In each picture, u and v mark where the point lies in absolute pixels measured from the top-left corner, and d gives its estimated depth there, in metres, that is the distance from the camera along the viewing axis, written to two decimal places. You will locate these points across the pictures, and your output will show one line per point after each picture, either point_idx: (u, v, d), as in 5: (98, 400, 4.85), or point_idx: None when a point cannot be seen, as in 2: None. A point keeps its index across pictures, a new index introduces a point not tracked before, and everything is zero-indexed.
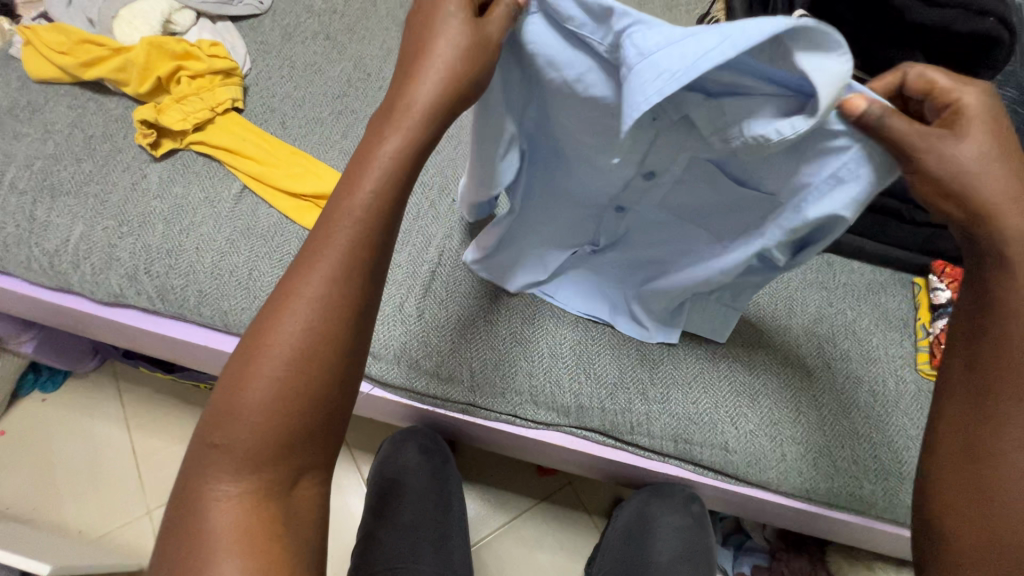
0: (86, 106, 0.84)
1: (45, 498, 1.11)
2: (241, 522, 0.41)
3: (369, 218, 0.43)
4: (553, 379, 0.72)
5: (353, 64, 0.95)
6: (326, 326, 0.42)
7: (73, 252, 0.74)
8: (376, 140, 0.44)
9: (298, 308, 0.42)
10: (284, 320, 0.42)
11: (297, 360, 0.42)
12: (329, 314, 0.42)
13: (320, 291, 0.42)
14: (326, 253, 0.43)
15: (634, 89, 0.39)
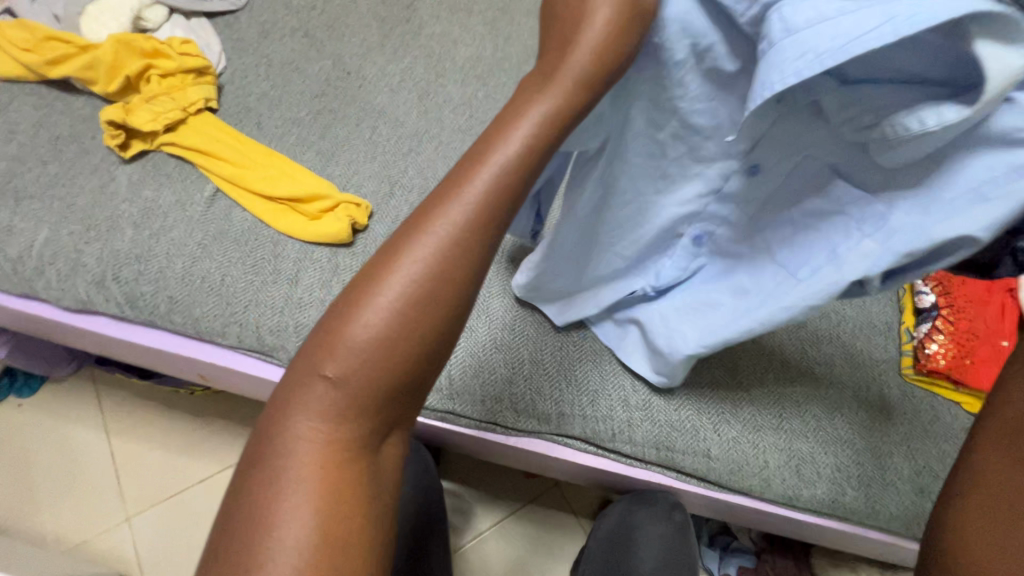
0: (53, 106, 0.82)
1: (20, 505, 1.07)
2: (329, 471, 0.33)
3: (502, 175, 0.37)
4: (534, 388, 0.71)
5: (332, 62, 0.93)
6: (432, 306, 0.35)
7: (39, 258, 0.72)
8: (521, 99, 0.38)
9: (403, 276, 0.35)
10: (388, 285, 0.35)
11: (401, 341, 0.35)
12: (445, 289, 0.35)
13: (432, 258, 0.35)
14: (445, 216, 0.36)
15: (771, 66, 0.33)
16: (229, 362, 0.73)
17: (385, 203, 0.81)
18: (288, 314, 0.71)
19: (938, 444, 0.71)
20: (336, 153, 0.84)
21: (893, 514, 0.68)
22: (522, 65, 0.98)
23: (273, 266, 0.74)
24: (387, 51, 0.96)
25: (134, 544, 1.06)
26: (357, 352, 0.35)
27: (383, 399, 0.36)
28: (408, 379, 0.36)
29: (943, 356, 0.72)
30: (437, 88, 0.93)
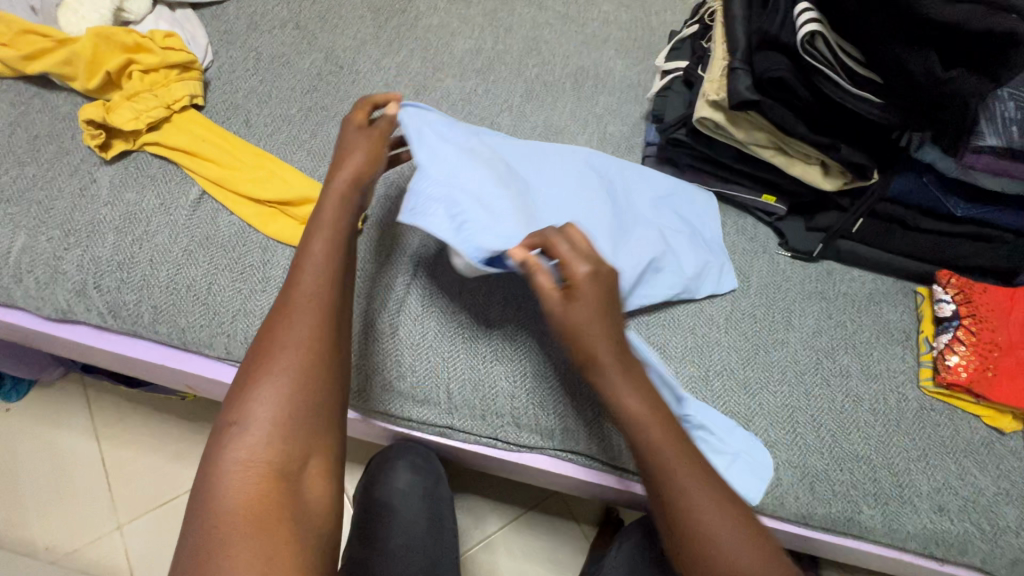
0: (30, 103, 0.78)
1: (9, 513, 1.04)
2: (252, 500, 0.42)
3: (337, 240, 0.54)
4: (536, 401, 0.68)
5: (324, 56, 0.88)
6: (313, 340, 0.49)
7: (16, 265, 0.69)
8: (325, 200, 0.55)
9: (295, 324, 0.49)
10: (283, 337, 0.48)
11: (300, 370, 0.47)
12: (322, 322, 0.49)
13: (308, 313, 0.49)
14: (307, 275, 0.51)
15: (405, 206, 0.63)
16: (219, 373, 0.70)
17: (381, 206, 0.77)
18: None
19: (958, 460, 0.68)
20: (329, 153, 0.80)
21: (911, 533, 0.65)
22: (522, 59, 0.94)
23: (263, 274, 0.70)
24: (382, 44, 0.91)
25: (127, 552, 1.02)
26: (264, 394, 0.46)
27: (304, 418, 0.46)
28: (317, 396, 0.47)
29: (964, 368, 0.68)
30: (435, 83, 0.89)
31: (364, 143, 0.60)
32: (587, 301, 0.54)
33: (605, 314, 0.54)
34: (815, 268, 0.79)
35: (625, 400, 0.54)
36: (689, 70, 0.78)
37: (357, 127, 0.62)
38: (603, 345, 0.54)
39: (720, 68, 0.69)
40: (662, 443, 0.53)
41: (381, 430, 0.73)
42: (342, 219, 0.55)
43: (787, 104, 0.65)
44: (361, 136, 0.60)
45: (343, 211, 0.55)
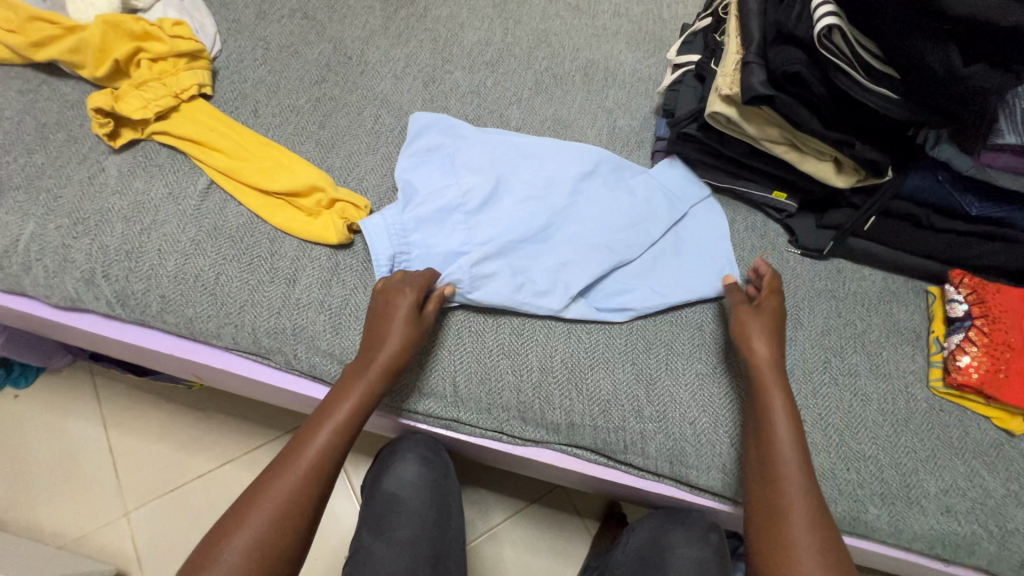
0: (40, 91, 0.78)
1: (17, 498, 1.05)
2: None
3: (361, 402, 0.59)
4: (542, 395, 0.68)
5: (332, 46, 0.88)
6: (294, 504, 0.53)
7: (25, 253, 0.69)
8: (363, 364, 0.61)
9: (282, 487, 0.53)
10: (273, 488, 0.53)
11: (292, 500, 0.53)
12: (306, 493, 0.54)
13: (301, 476, 0.54)
14: (316, 440, 0.56)
15: (374, 249, 0.70)
16: (226, 364, 0.70)
17: (388, 198, 0.77)
18: (285, 315, 0.68)
19: (968, 461, 0.67)
20: (337, 144, 0.80)
21: (918, 533, 0.65)
22: (532, 51, 0.93)
23: (270, 265, 0.70)
24: (391, 35, 0.91)
25: (134, 539, 1.03)
26: (236, 543, 0.50)
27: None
28: (277, 554, 0.50)
29: (976, 369, 0.67)
30: (444, 75, 0.89)
31: (404, 327, 0.62)
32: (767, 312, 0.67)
33: (776, 375, 0.63)
34: (825, 265, 0.79)
35: (778, 429, 0.60)
36: (702, 64, 0.77)
37: (408, 306, 0.63)
38: (782, 414, 0.61)
39: (733, 61, 0.68)
40: (787, 466, 0.58)
41: (389, 422, 0.74)
42: (370, 381, 0.60)
43: (803, 100, 0.64)
44: (402, 307, 0.63)
45: (370, 387, 0.60)
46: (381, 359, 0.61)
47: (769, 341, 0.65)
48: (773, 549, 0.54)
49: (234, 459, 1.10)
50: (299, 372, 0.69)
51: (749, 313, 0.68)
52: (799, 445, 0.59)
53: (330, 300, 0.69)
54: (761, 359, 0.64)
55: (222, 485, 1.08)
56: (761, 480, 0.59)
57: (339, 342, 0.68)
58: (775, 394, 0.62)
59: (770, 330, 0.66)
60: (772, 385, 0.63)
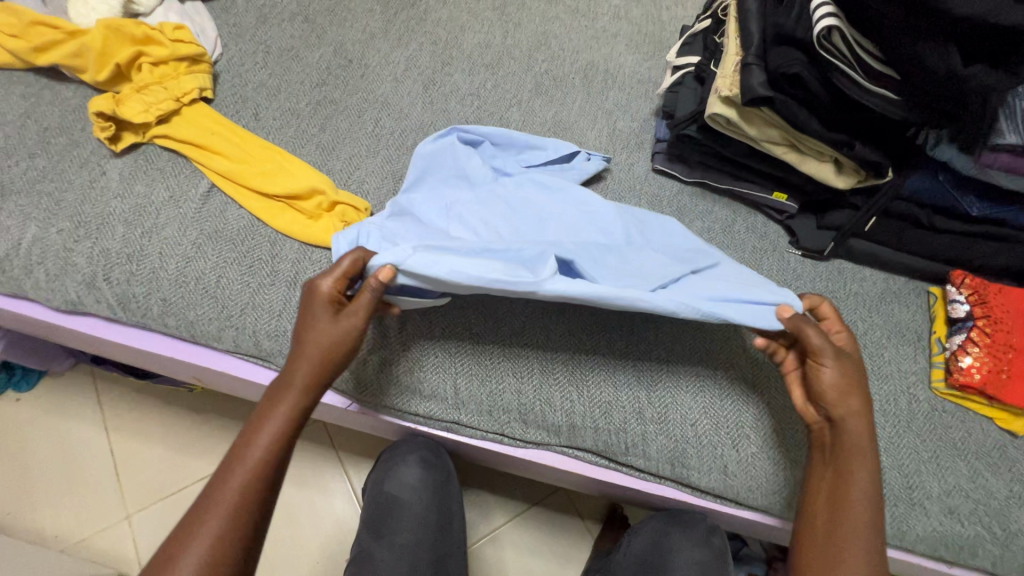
0: (41, 95, 0.78)
1: (19, 502, 1.05)
2: None
3: (291, 416, 0.54)
4: (544, 398, 0.67)
5: (333, 50, 0.88)
6: (236, 520, 0.49)
7: (26, 256, 0.69)
8: (292, 357, 0.55)
9: (219, 512, 0.49)
10: (204, 524, 0.48)
11: (225, 533, 0.48)
12: (239, 520, 0.49)
13: (243, 486, 0.50)
14: (253, 445, 0.52)
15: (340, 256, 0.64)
16: (227, 367, 0.70)
17: (388, 201, 0.78)
18: (286, 318, 0.68)
19: (970, 462, 0.67)
20: (338, 147, 0.80)
21: (921, 535, 0.65)
22: (532, 53, 0.94)
23: (271, 268, 0.70)
24: (391, 38, 0.91)
25: (135, 543, 1.03)
26: None
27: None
28: None
29: (978, 369, 0.67)
30: (444, 77, 0.89)
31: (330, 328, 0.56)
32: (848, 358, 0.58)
33: (864, 406, 0.56)
34: (826, 266, 0.79)
35: (858, 446, 0.55)
36: (702, 65, 0.77)
37: (324, 299, 0.57)
38: (864, 438, 0.55)
39: (733, 63, 0.69)
40: (856, 494, 0.54)
41: (389, 425, 0.73)
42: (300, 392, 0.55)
43: (802, 101, 0.64)
44: (319, 297, 0.56)
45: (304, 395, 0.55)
46: (304, 359, 0.55)
47: (853, 387, 0.56)
48: (820, 570, 0.53)
49: None
50: None
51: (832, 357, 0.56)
52: (875, 469, 0.55)
53: None
54: (852, 405, 0.56)
55: None
56: (824, 501, 0.55)
57: None
58: (862, 418, 0.56)
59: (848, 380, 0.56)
60: (858, 410, 0.56)
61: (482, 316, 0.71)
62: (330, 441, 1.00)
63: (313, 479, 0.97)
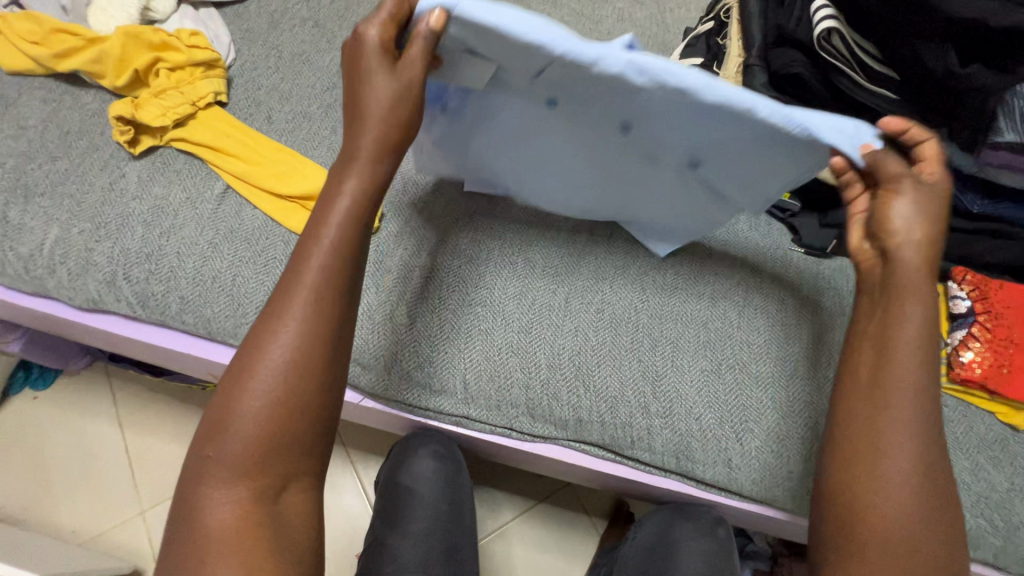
0: (62, 100, 0.80)
1: (37, 496, 1.07)
2: (232, 525, 0.42)
3: (341, 249, 0.47)
4: (551, 392, 0.69)
5: (343, 54, 0.90)
6: (299, 353, 0.45)
7: (49, 256, 0.71)
8: (343, 167, 0.49)
9: (270, 358, 0.44)
10: (257, 375, 0.44)
11: (290, 379, 0.44)
12: (298, 366, 0.44)
13: (305, 316, 0.45)
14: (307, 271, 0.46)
15: None
16: None
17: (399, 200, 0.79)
18: None
19: (971, 456, 0.68)
20: None
21: None
22: None
23: (285, 266, 0.72)
24: None
25: (150, 537, 1.05)
26: (234, 438, 0.43)
27: (276, 441, 0.43)
28: (292, 437, 0.44)
29: (979, 364, 0.68)
30: None
31: (382, 92, 0.48)
32: (918, 194, 0.50)
33: (919, 275, 0.49)
34: (829, 263, 0.80)
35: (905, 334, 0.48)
36: (705, 67, 0.79)
37: (375, 53, 0.48)
38: (916, 318, 0.49)
39: (735, 65, 0.71)
40: (902, 387, 0.48)
41: (401, 420, 0.75)
42: (345, 229, 0.48)
43: (803, 100, 0.67)
44: (365, 57, 0.48)
45: (367, 162, 0.49)
46: (364, 133, 0.49)
47: (924, 226, 0.50)
48: (856, 467, 0.48)
49: None
50: None
51: (906, 189, 0.50)
52: (929, 354, 0.48)
53: None
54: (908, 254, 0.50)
55: None
56: (859, 396, 0.50)
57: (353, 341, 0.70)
58: (916, 292, 0.49)
59: (922, 212, 0.50)
60: (918, 268, 0.49)
61: (490, 313, 0.72)
62: (340, 438, 1.02)
63: (324, 475, 0.99)
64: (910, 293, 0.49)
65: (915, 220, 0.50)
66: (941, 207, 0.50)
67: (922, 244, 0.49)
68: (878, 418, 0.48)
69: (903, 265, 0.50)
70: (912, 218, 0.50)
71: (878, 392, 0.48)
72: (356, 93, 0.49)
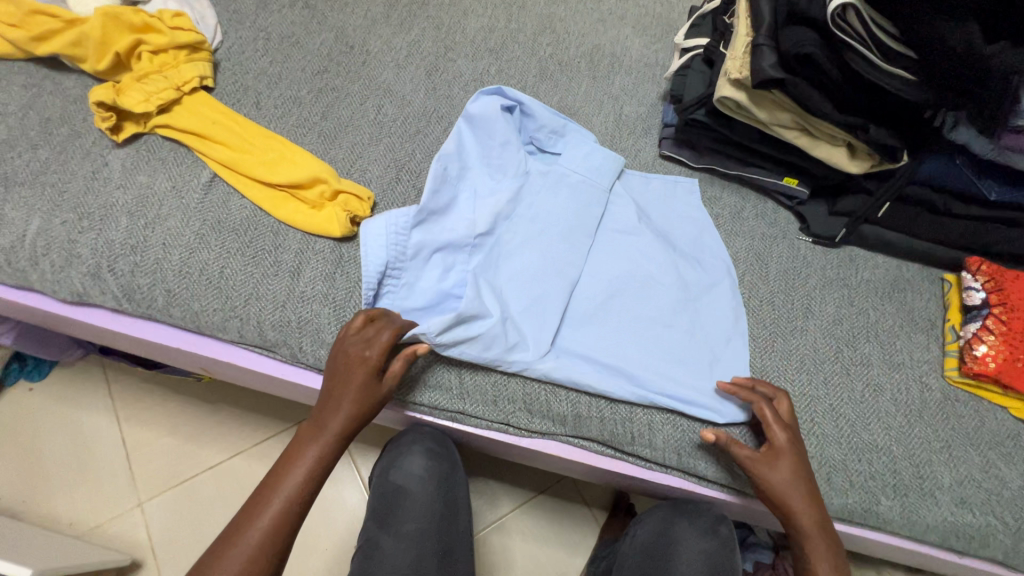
0: (42, 86, 0.77)
1: (34, 489, 1.06)
2: None
3: (315, 463, 0.58)
4: (548, 387, 0.67)
5: (334, 36, 0.87)
6: (250, 566, 0.52)
7: (31, 248, 0.69)
8: (307, 442, 0.59)
9: (239, 549, 0.53)
10: (224, 560, 0.52)
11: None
12: (257, 560, 0.53)
13: (262, 528, 0.54)
14: (268, 509, 0.55)
15: (367, 239, 0.66)
16: (234, 356, 0.70)
17: (391, 189, 0.77)
18: (290, 309, 0.68)
19: (983, 452, 0.66)
20: (339, 135, 0.79)
21: (931, 525, 0.64)
22: (537, 37, 0.92)
23: (274, 258, 0.70)
24: (393, 23, 0.90)
25: (148, 529, 1.04)
26: None
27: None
28: None
29: (993, 358, 0.66)
30: (447, 63, 0.87)
31: (362, 380, 0.60)
32: (787, 457, 0.59)
33: (820, 533, 0.58)
34: (837, 253, 0.77)
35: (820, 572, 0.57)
36: (710, 47, 0.75)
37: (366, 372, 0.60)
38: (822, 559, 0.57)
39: (744, 44, 0.66)
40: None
41: (396, 415, 0.74)
42: (328, 440, 0.59)
43: (814, 83, 0.62)
44: (353, 372, 0.60)
45: (328, 444, 0.59)
46: (334, 422, 0.59)
47: (796, 470, 0.59)
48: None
49: (245, 451, 1.11)
50: (305, 365, 0.69)
51: (770, 465, 0.59)
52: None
53: (334, 293, 0.69)
54: (801, 514, 0.58)
55: (233, 477, 1.09)
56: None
57: None
58: (814, 542, 0.58)
59: (796, 472, 0.59)
60: (812, 534, 0.58)
61: None
62: None
63: None
64: (818, 540, 0.58)
65: (799, 478, 0.59)
66: (809, 475, 0.60)
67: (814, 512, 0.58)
68: None
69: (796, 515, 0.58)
70: (797, 478, 0.59)
71: None
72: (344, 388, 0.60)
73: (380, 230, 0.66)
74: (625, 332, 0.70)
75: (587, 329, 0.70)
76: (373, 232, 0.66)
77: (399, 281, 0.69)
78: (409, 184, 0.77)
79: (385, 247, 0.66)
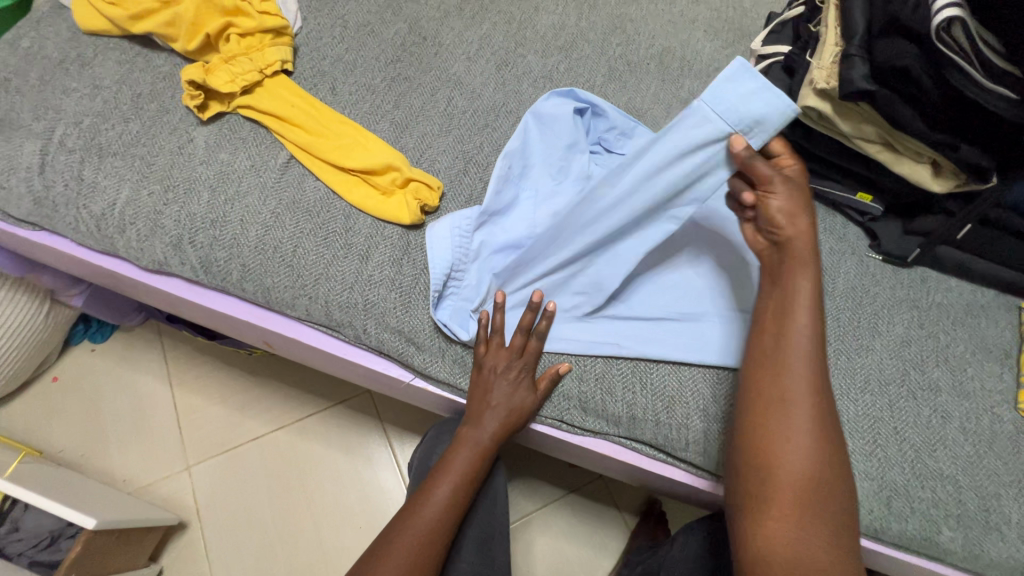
0: (135, 62, 0.81)
1: (91, 444, 1.11)
2: None
3: (475, 459, 0.64)
4: (605, 387, 0.67)
5: (408, 27, 0.88)
6: (428, 538, 0.59)
7: (119, 217, 0.72)
8: (466, 439, 0.65)
9: (419, 524, 0.59)
10: (407, 530, 0.59)
11: (422, 544, 0.58)
12: (435, 534, 0.59)
13: (442, 502, 0.61)
14: (437, 494, 0.62)
15: (431, 241, 0.70)
16: (299, 333, 0.72)
17: (458, 180, 0.78)
18: (357, 291, 0.70)
19: None
20: (410, 125, 0.81)
21: (994, 561, 0.62)
22: (607, 37, 0.92)
23: (345, 240, 0.72)
24: (465, 16, 0.91)
25: (195, 491, 1.09)
26: None
27: None
28: None
29: None
30: (517, 58, 0.88)
31: (517, 379, 0.65)
32: (790, 181, 0.56)
33: (801, 253, 0.55)
34: (907, 273, 0.75)
35: (796, 320, 0.53)
36: (792, 55, 0.74)
37: (520, 367, 0.66)
38: (801, 293, 0.54)
39: (831, 53, 0.64)
40: (800, 331, 0.53)
41: (446, 403, 0.75)
42: (487, 441, 0.64)
43: (906, 98, 0.61)
44: (508, 373, 0.65)
45: (484, 445, 0.64)
46: (492, 421, 0.64)
47: (799, 214, 0.55)
48: (768, 422, 0.52)
49: (289, 425, 1.15)
50: (366, 347, 0.71)
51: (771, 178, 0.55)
52: (816, 360, 0.52)
53: (400, 278, 0.71)
54: (787, 235, 0.55)
55: (277, 449, 1.13)
56: (766, 365, 0.53)
57: (407, 320, 0.69)
58: (800, 262, 0.55)
59: (790, 199, 0.55)
60: (800, 253, 0.55)
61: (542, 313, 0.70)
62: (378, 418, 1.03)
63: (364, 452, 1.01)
64: (797, 249, 0.55)
65: (795, 201, 0.55)
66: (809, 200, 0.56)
67: (805, 220, 0.55)
68: (786, 372, 0.52)
69: (781, 226, 0.55)
70: (795, 206, 0.55)
71: (775, 343, 0.54)
72: (502, 385, 0.65)
73: (441, 233, 0.70)
74: (687, 339, 0.69)
75: (637, 333, 0.69)
76: (435, 235, 0.70)
77: (460, 283, 0.71)
78: (476, 177, 0.78)
79: (444, 249, 0.70)
